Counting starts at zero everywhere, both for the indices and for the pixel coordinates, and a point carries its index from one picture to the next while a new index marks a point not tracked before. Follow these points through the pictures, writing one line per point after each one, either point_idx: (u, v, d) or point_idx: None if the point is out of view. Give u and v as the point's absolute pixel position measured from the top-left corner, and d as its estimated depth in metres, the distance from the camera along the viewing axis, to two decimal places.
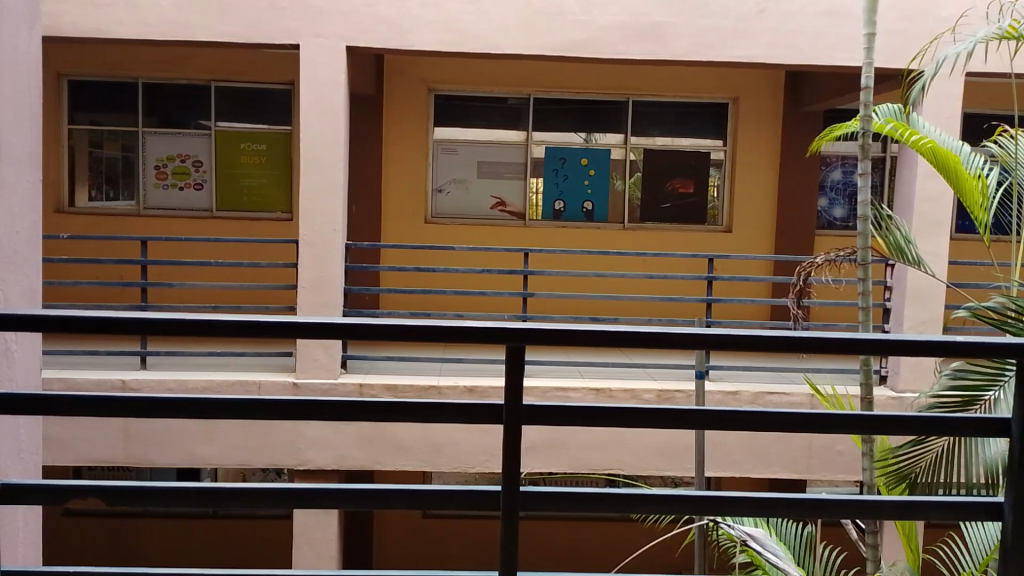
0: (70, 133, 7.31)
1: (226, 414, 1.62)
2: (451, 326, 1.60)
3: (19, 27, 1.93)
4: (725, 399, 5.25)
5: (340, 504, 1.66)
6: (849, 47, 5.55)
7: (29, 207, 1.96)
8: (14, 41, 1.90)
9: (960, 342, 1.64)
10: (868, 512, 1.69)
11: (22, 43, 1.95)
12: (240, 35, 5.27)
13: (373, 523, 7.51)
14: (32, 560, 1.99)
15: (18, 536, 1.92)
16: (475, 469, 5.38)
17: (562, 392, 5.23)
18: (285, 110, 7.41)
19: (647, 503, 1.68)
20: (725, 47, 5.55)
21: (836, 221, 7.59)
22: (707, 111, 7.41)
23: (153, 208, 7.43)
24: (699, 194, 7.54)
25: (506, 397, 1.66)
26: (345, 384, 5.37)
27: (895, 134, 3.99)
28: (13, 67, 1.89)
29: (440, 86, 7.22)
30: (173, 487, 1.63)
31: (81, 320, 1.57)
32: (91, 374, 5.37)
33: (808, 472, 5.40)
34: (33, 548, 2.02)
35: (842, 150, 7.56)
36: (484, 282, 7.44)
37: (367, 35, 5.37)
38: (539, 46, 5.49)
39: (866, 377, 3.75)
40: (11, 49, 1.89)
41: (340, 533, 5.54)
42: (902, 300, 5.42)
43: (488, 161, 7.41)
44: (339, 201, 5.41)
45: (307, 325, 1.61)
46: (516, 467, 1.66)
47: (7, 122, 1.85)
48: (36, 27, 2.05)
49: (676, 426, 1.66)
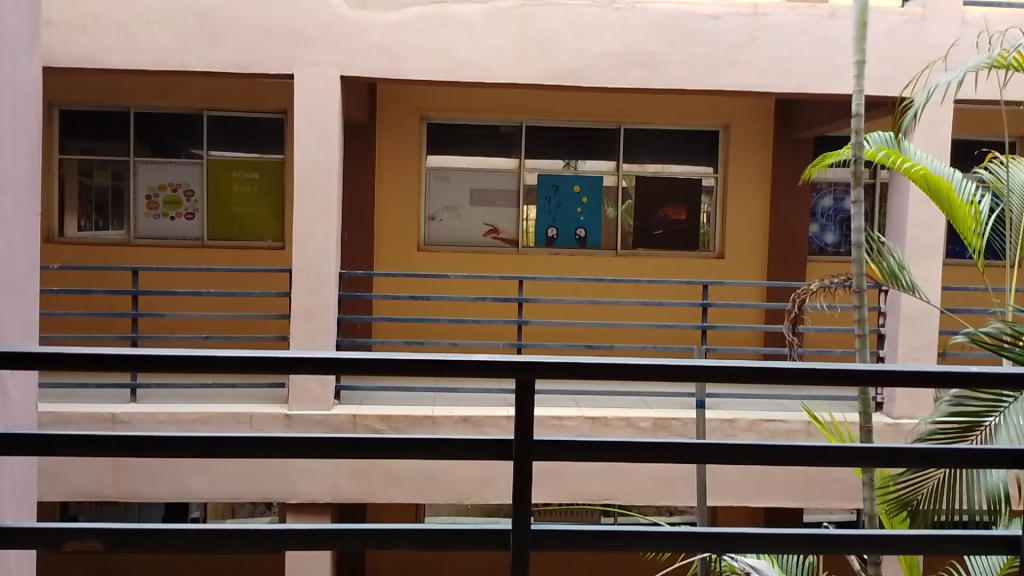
0: (61, 162, 7.30)
1: (227, 452, 1.59)
2: (459, 358, 1.59)
3: (21, 57, 1.93)
4: (722, 426, 5.23)
5: (348, 543, 1.63)
6: (840, 74, 5.61)
7: (27, 239, 1.94)
8: (14, 70, 1.89)
9: (973, 372, 1.62)
10: (882, 546, 1.67)
11: (23, 73, 1.94)
12: (233, 64, 5.28)
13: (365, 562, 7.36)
14: None
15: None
16: (470, 500, 5.31)
17: (557, 421, 5.19)
18: (278, 138, 7.41)
19: (654, 541, 1.66)
20: (717, 74, 5.60)
21: (827, 247, 7.62)
22: (699, 138, 7.46)
23: (144, 237, 7.39)
24: (691, 220, 7.57)
25: (516, 431, 1.64)
26: (338, 414, 5.31)
27: (887, 162, 4.01)
28: (14, 97, 1.88)
29: (433, 114, 7.24)
30: (173, 528, 1.59)
31: (84, 355, 1.55)
32: (80, 406, 5.30)
33: (805, 501, 5.36)
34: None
35: (834, 177, 7.61)
36: (477, 309, 7.42)
37: (361, 64, 5.39)
38: (533, 75, 5.53)
39: (865, 407, 3.74)
40: (12, 78, 1.88)
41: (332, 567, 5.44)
42: (896, 326, 5.44)
43: (481, 188, 7.43)
44: (332, 229, 5.39)
45: (311, 359, 1.59)
46: (526, 502, 1.64)
47: (7, 151, 1.84)
48: (37, 57, 2.04)
49: (687, 459, 1.64)
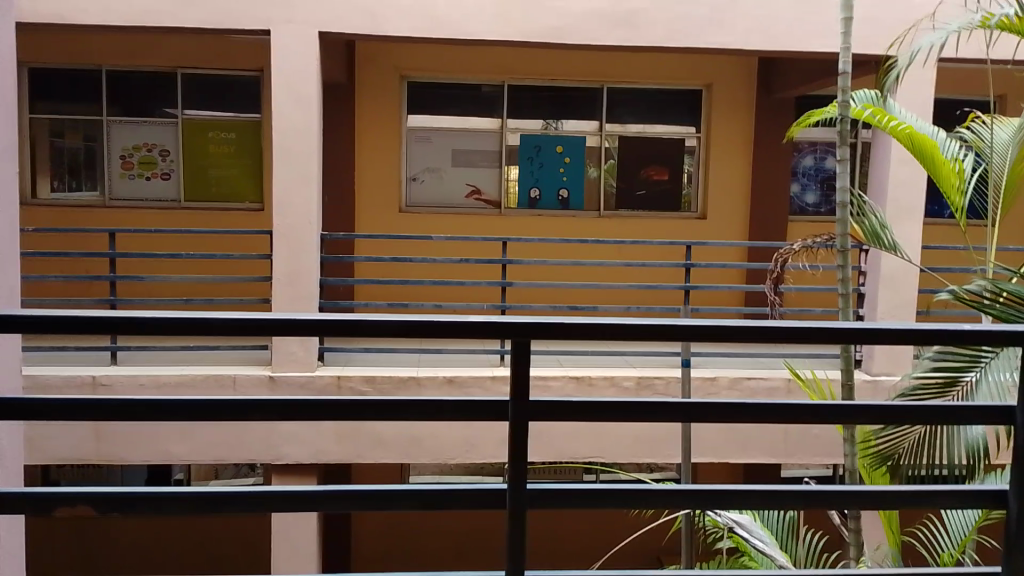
0: (31, 122, 7.12)
1: (220, 416, 1.57)
2: (453, 321, 1.57)
3: None
4: (704, 385, 5.29)
5: (345, 505, 1.62)
6: (825, 33, 5.57)
7: (7, 201, 1.88)
8: None
9: (963, 331, 1.64)
10: (873, 500, 1.69)
11: None
12: (208, 22, 5.15)
13: (350, 522, 7.43)
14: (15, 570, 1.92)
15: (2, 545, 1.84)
16: (455, 460, 5.35)
17: (542, 382, 5.22)
18: (255, 98, 7.26)
19: (649, 499, 1.66)
20: (701, 33, 5.53)
21: (808, 207, 7.65)
22: (682, 98, 7.41)
23: (119, 199, 7.26)
24: (673, 181, 7.55)
25: (513, 391, 1.63)
26: (322, 376, 5.30)
27: (873, 121, 4.00)
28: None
29: (413, 74, 7.13)
30: (168, 491, 1.57)
31: (72, 319, 1.52)
32: (59, 371, 5.24)
33: (786, 457, 5.45)
34: (17, 557, 1.95)
35: (816, 137, 7.61)
36: (459, 271, 7.39)
37: (340, 22, 5.28)
38: (515, 34, 5.44)
39: (846, 364, 3.76)
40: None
41: (319, 529, 5.48)
42: (876, 286, 5.49)
43: (462, 149, 7.36)
44: (313, 191, 5.32)
45: (304, 322, 1.57)
46: (521, 463, 1.63)
47: None
48: (10, 13, 1.96)
49: (681, 420, 1.65)
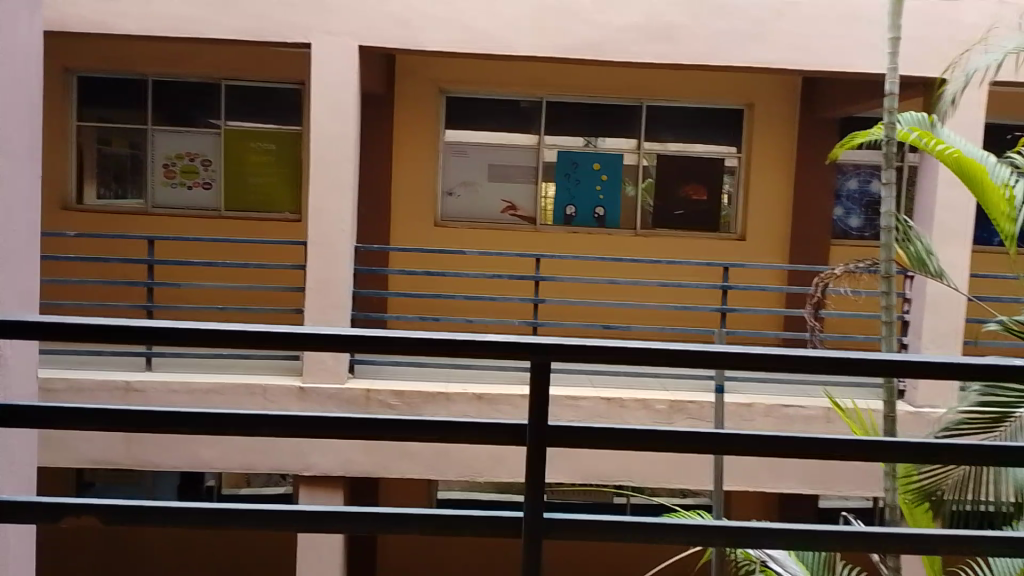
0: (79, 129, 7.27)
1: (232, 430, 1.54)
2: (472, 338, 1.52)
3: (20, 13, 1.86)
4: (739, 410, 5.16)
5: (357, 525, 1.57)
6: (870, 52, 5.44)
7: (27, 203, 1.88)
8: (14, 26, 1.82)
9: (1014, 365, 1.53)
10: (913, 544, 1.59)
11: (23, 28, 1.87)
12: (249, 32, 5.21)
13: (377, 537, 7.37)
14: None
15: (10, 552, 1.81)
16: (482, 477, 5.28)
17: (571, 400, 5.15)
18: (295, 109, 7.33)
19: (674, 534, 1.58)
20: (742, 50, 5.44)
21: (851, 231, 7.48)
22: (722, 117, 7.31)
23: (161, 207, 7.37)
24: (712, 200, 7.43)
25: (531, 414, 1.57)
26: (352, 388, 5.28)
27: (920, 143, 3.86)
28: (13, 54, 1.81)
29: (452, 88, 7.14)
30: (176, 506, 1.53)
31: (88, 328, 1.51)
32: (94, 374, 5.30)
33: (823, 488, 5.28)
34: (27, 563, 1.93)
35: (860, 159, 7.44)
36: (493, 287, 7.35)
37: (378, 34, 5.30)
38: (552, 48, 5.41)
39: (889, 395, 3.64)
40: (11, 35, 1.81)
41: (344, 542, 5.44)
42: (921, 314, 5.31)
43: (499, 164, 7.34)
44: (348, 202, 5.33)
45: (320, 335, 1.53)
46: (539, 488, 1.57)
47: (5, 111, 1.77)
48: (38, 14, 1.97)
49: (708, 450, 1.57)
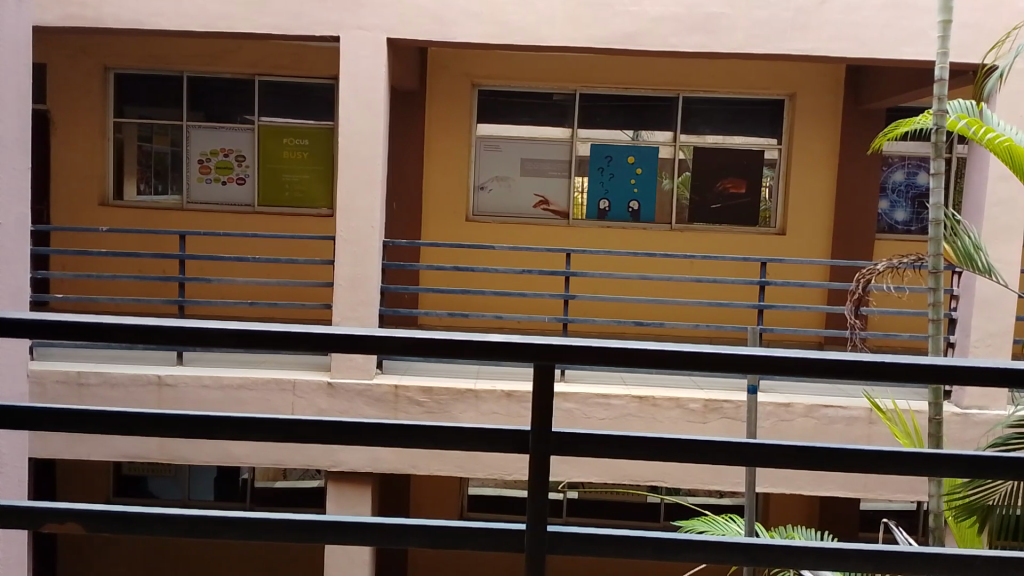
0: (119, 126, 7.32)
1: (219, 434, 1.46)
2: (470, 340, 1.40)
3: (4, 0, 1.92)
4: (777, 411, 4.99)
5: (348, 537, 1.48)
6: (918, 39, 5.20)
7: (18, 196, 1.95)
8: None
9: None
10: (957, 567, 1.45)
11: (8, 17, 1.93)
12: (280, 27, 5.17)
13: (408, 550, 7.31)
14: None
15: None
16: (511, 476, 5.13)
17: (603, 399, 5.04)
18: (328, 105, 7.31)
19: (690, 550, 1.47)
20: (782, 38, 5.24)
21: (897, 225, 7.21)
22: (762, 108, 7.09)
23: (197, 202, 7.42)
24: (751, 194, 7.23)
25: (533, 421, 1.46)
26: (380, 385, 5.22)
27: (968, 132, 3.64)
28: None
29: (484, 82, 7.05)
30: (161, 513, 1.47)
31: (59, 324, 1.41)
32: (127, 369, 5.32)
33: (863, 492, 5.09)
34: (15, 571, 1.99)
35: (906, 150, 7.17)
36: (525, 283, 7.24)
37: (408, 28, 5.22)
38: (586, 39, 5.27)
39: (934, 397, 3.46)
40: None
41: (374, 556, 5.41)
42: (969, 311, 5.08)
43: (532, 158, 7.24)
44: (376, 198, 5.26)
45: (303, 335, 1.41)
46: (542, 499, 1.47)
47: None
48: (25, 5, 2.04)
49: (727, 461, 1.45)
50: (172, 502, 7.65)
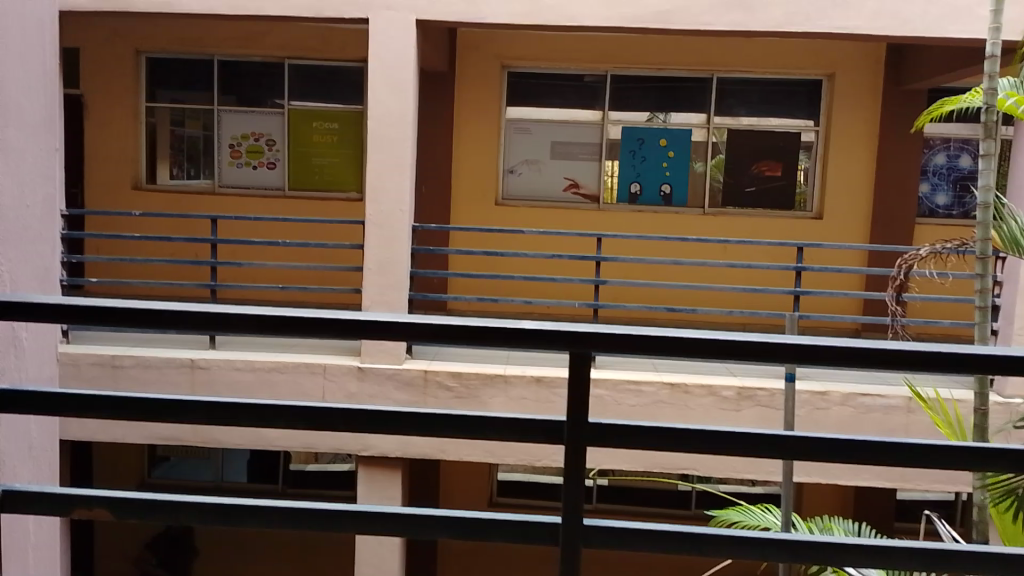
0: (151, 110, 7.36)
1: (247, 420, 1.43)
2: (503, 326, 1.34)
3: None
4: (812, 399, 4.90)
5: (378, 528, 1.44)
6: (965, 15, 5.01)
7: (44, 177, 1.92)
8: None
9: None
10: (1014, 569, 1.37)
11: None
12: (310, 9, 5.13)
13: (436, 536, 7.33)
14: (46, 568, 1.96)
15: (30, 542, 1.88)
16: (540, 462, 5.09)
17: (633, 386, 4.98)
18: (358, 87, 7.27)
19: (732, 546, 1.41)
20: (822, 16, 5.09)
21: (938, 209, 7.03)
22: (799, 89, 6.92)
23: (228, 186, 7.45)
24: (787, 177, 7.07)
25: (570, 411, 1.41)
26: (410, 369, 5.21)
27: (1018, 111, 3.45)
28: (25, 27, 1.84)
29: (515, 64, 6.97)
30: (189, 500, 1.45)
31: (81, 307, 1.37)
32: (160, 351, 5.36)
33: (901, 482, 4.98)
34: (49, 556, 2.00)
35: (949, 132, 6.96)
36: (555, 268, 7.18)
37: (438, 8, 5.15)
38: (619, 18, 5.17)
39: (981, 388, 3.34)
40: (20, 5, 1.83)
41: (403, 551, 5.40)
42: (1013, 298, 4.94)
43: (563, 141, 7.16)
44: (405, 181, 5.22)
45: (329, 320, 1.37)
46: (578, 491, 1.42)
47: (18, 82, 1.81)
48: None
49: (773, 455, 1.38)
50: (204, 482, 7.74)
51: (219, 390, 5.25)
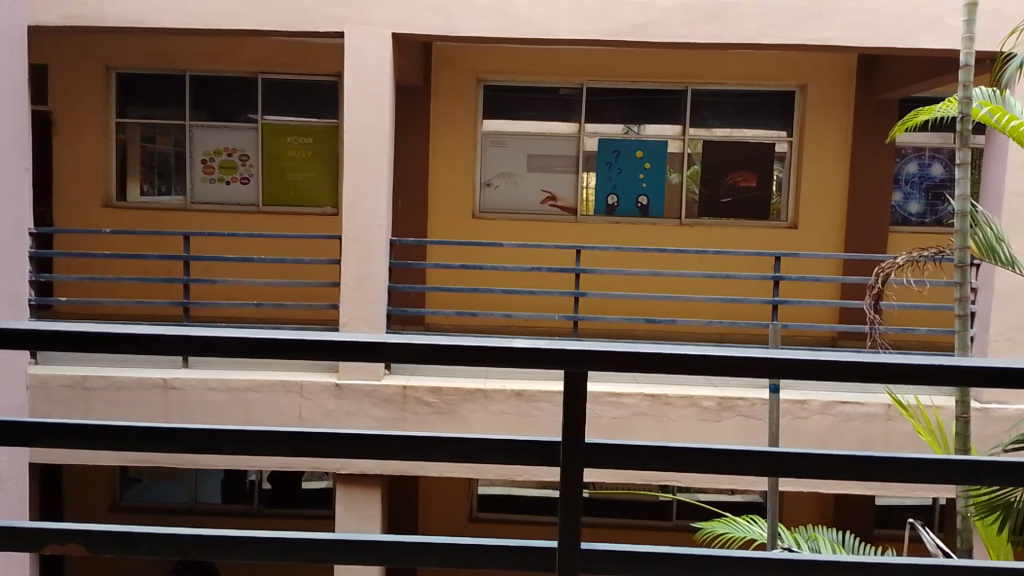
0: (121, 126, 7.24)
1: (227, 449, 1.38)
2: (495, 345, 1.31)
3: None
4: (793, 408, 4.91)
5: (368, 558, 1.40)
6: (936, 26, 5.09)
7: (13, 197, 1.87)
8: None
9: None
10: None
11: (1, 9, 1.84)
12: (285, 24, 5.09)
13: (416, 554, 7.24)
14: None
15: None
16: (522, 477, 5.05)
17: (614, 398, 4.97)
18: (333, 102, 7.22)
19: (731, 568, 1.38)
20: (796, 27, 5.14)
21: (911, 217, 7.11)
22: (773, 100, 6.98)
23: (201, 202, 7.34)
24: (762, 187, 7.12)
25: (565, 433, 1.38)
26: (389, 385, 5.15)
27: (991, 120, 3.49)
28: None
29: (490, 77, 6.96)
30: (166, 533, 1.40)
31: (50, 332, 1.32)
32: (132, 372, 5.25)
33: (881, 490, 5.00)
34: None
35: (919, 141, 7.06)
36: (533, 281, 7.16)
37: (414, 21, 5.13)
38: (595, 31, 5.19)
39: (963, 397, 3.35)
40: None
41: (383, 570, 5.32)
42: (988, 305, 4.99)
43: (539, 153, 7.15)
44: (382, 196, 5.18)
45: (313, 343, 1.32)
46: (575, 515, 1.39)
47: None
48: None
49: (772, 474, 1.36)
50: (177, 504, 7.58)
51: (194, 410, 5.15)
